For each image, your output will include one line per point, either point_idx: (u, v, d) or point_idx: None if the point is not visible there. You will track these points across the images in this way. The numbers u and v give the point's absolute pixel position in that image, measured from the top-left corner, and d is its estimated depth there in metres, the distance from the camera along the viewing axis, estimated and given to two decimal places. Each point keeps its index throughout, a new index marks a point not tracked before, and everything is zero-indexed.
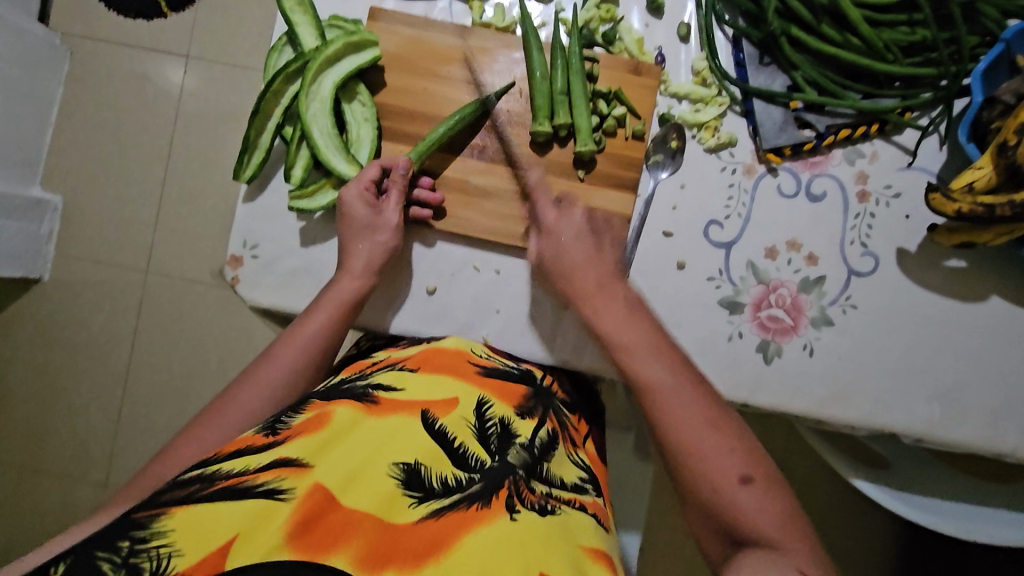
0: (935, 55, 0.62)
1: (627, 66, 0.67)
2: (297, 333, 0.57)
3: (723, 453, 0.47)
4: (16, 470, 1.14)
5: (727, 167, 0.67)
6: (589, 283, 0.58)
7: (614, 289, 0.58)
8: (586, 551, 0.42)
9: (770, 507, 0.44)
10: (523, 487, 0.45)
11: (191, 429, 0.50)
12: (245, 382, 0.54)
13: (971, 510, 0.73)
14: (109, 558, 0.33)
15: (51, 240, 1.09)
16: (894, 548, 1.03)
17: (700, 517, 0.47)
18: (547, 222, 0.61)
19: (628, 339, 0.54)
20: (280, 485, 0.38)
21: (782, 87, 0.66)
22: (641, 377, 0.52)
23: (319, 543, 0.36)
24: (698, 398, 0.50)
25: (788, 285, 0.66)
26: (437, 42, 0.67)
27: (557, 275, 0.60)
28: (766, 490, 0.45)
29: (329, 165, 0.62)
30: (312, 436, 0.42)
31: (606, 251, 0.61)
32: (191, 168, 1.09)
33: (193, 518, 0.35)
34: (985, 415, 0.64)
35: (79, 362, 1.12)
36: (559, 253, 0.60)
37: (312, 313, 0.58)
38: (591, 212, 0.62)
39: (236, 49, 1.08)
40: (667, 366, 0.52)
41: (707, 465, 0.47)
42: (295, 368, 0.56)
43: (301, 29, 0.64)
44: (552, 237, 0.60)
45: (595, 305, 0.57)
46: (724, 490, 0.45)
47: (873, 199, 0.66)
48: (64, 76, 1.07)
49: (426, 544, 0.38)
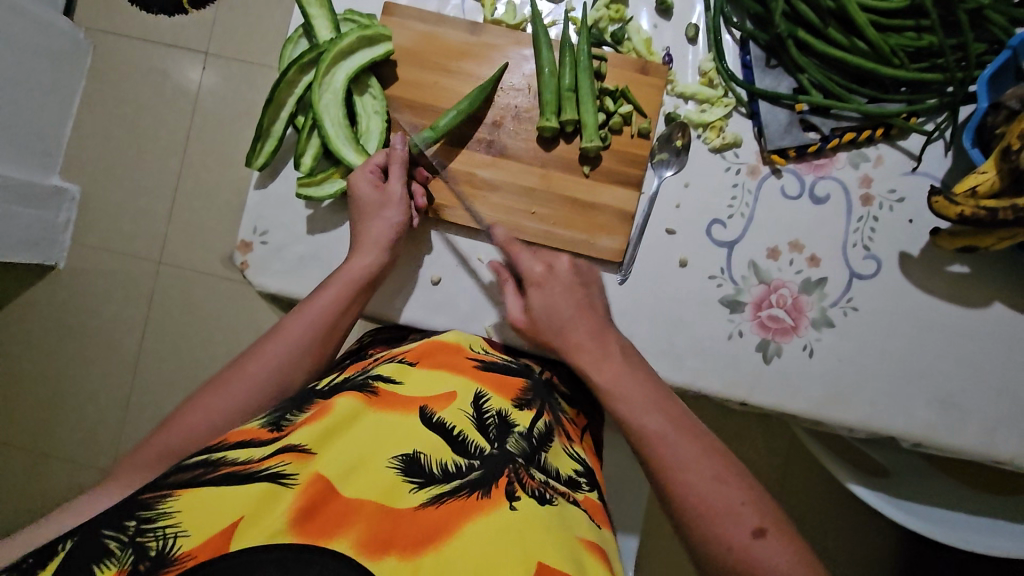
0: (942, 61, 0.62)
1: (635, 65, 0.68)
2: (305, 309, 0.58)
3: (737, 507, 0.45)
4: (24, 452, 1.16)
5: (731, 168, 0.68)
6: (580, 339, 0.58)
7: (608, 339, 0.58)
8: (584, 543, 0.42)
9: (788, 560, 0.42)
10: (522, 473, 0.45)
11: (197, 398, 0.52)
12: (252, 354, 0.55)
13: (968, 520, 0.73)
14: (116, 537, 0.34)
15: (67, 228, 1.12)
16: (894, 560, 1.03)
17: None
18: (536, 274, 0.61)
19: (625, 401, 0.53)
20: (283, 470, 0.39)
21: (788, 89, 0.67)
22: (643, 431, 0.51)
23: (322, 527, 0.37)
24: (704, 455, 0.48)
25: (789, 286, 0.66)
26: (449, 37, 0.68)
27: (549, 332, 0.60)
28: (783, 540, 0.43)
29: (339, 156, 0.64)
30: (313, 427, 0.43)
31: (595, 302, 0.62)
32: (206, 162, 1.11)
33: (197, 501, 0.36)
34: (984, 423, 0.64)
35: (89, 349, 1.14)
36: (572, 267, 0.63)
37: (321, 290, 0.60)
38: (576, 260, 0.64)
39: (254, 46, 1.11)
40: (664, 419, 0.51)
41: (723, 525, 0.44)
42: (302, 341, 0.56)
43: (317, 22, 0.65)
44: (544, 290, 0.61)
45: (562, 343, 0.59)
46: (744, 549, 0.43)
47: (876, 202, 0.66)
48: (86, 70, 1.11)
49: (427, 531, 0.38)
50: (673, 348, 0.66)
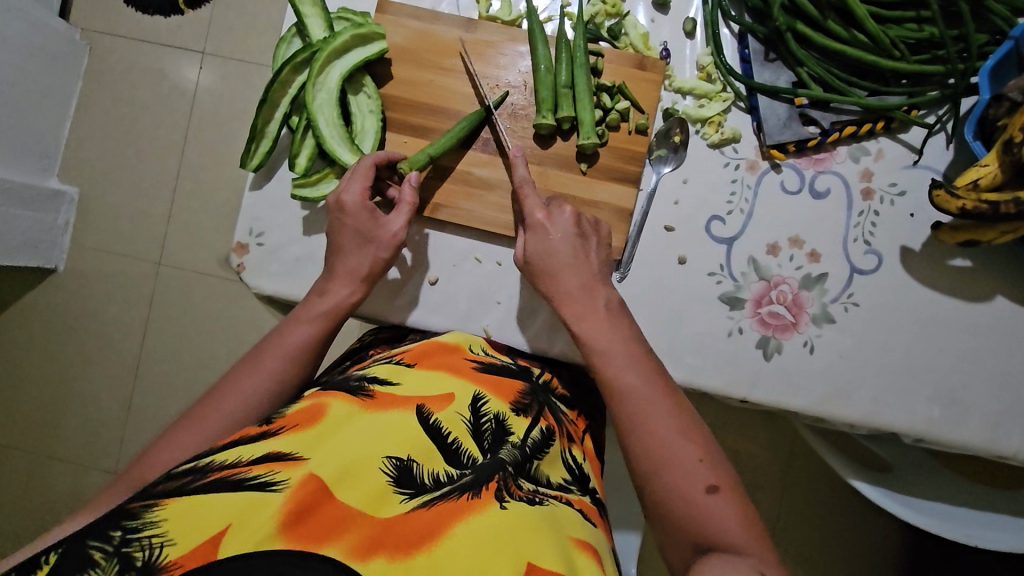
0: (943, 52, 0.62)
1: (632, 60, 0.67)
2: (283, 342, 0.56)
3: (692, 465, 0.47)
4: (28, 454, 1.16)
5: (730, 163, 0.67)
6: (572, 286, 0.57)
7: (597, 293, 0.57)
8: (575, 543, 0.42)
9: (736, 517, 0.44)
10: (511, 482, 0.45)
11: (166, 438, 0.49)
12: (226, 389, 0.53)
13: (972, 515, 0.73)
14: (101, 547, 0.34)
15: (66, 230, 1.12)
16: (897, 554, 1.03)
17: (668, 533, 0.45)
18: (536, 220, 0.59)
19: (607, 350, 0.54)
20: (271, 478, 0.38)
21: (787, 83, 0.66)
22: (616, 385, 0.52)
23: (311, 535, 0.36)
24: (670, 414, 0.50)
25: (789, 282, 0.66)
26: (444, 35, 0.67)
27: (541, 276, 0.59)
28: (732, 498, 0.45)
29: (334, 156, 0.63)
30: (305, 432, 0.43)
31: (592, 256, 0.59)
32: (204, 162, 1.10)
33: (185, 507, 0.36)
34: (987, 418, 0.63)
35: (90, 351, 1.14)
36: (575, 218, 0.60)
37: (296, 323, 0.58)
38: (579, 214, 0.61)
39: (250, 45, 1.10)
40: (638, 375, 0.52)
41: (678, 478, 0.46)
42: (280, 376, 0.55)
43: (310, 21, 0.65)
44: (541, 235, 0.59)
45: (557, 276, 0.58)
46: (696, 502, 0.45)
47: (876, 196, 0.66)
48: (83, 71, 1.10)
49: (419, 532, 0.38)
50: (672, 345, 0.66)
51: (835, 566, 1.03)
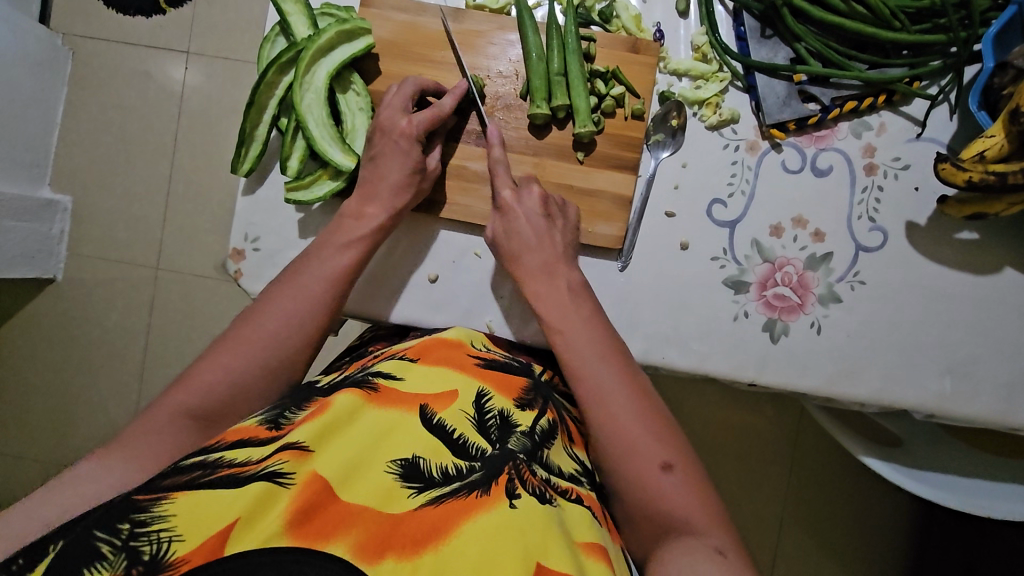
0: (945, 21, 0.60)
1: (625, 43, 0.65)
2: (316, 269, 0.56)
3: (649, 444, 0.49)
4: (38, 465, 1.16)
5: (730, 145, 0.66)
6: (533, 266, 0.59)
7: (557, 274, 0.59)
8: (583, 545, 0.41)
9: (687, 492, 0.47)
10: (524, 469, 0.45)
11: (213, 356, 0.51)
12: (265, 311, 0.54)
13: (984, 486, 0.73)
14: (109, 540, 0.33)
15: (62, 239, 1.11)
16: (911, 526, 1.04)
17: (626, 505, 0.49)
18: (503, 199, 0.61)
19: (568, 334, 0.55)
20: (281, 469, 0.38)
21: (785, 59, 0.65)
22: (576, 368, 0.54)
23: (318, 529, 0.36)
24: (629, 397, 0.52)
25: (794, 263, 0.65)
26: (431, 26, 0.66)
27: (506, 253, 0.61)
28: (685, 474, 0.48)
29: (326, 157, 0.62)
30: (312, 423, 0.42)
31: (557, 237, 0.61)
32: (196, 165, 1.09)
33: (195, 502, 0.35)
34: (998, 389, 0.63)
35: (95, 359, 1.13)
36: (542, 198, 0.61)
37: (332, 247, 0.57)
38: (547, 195, 0.62)
39: (236, 42, 1.08)
40: (598, 356, 0.54)
41: (635, 457, 0.49)
42: (318, 299, 0.55)
43: (293, 18, 0.63)
44: (508, 216, 0.61)
45: (518, 255, 0.60)
46: (650, 480, 0.48)
47: (880, 171, 0.65)
48: (67, 77, 1.08)
49: (425, 529, 0.38)
50: (679, 333, 0.65)
51: (849, 540, 1.04)
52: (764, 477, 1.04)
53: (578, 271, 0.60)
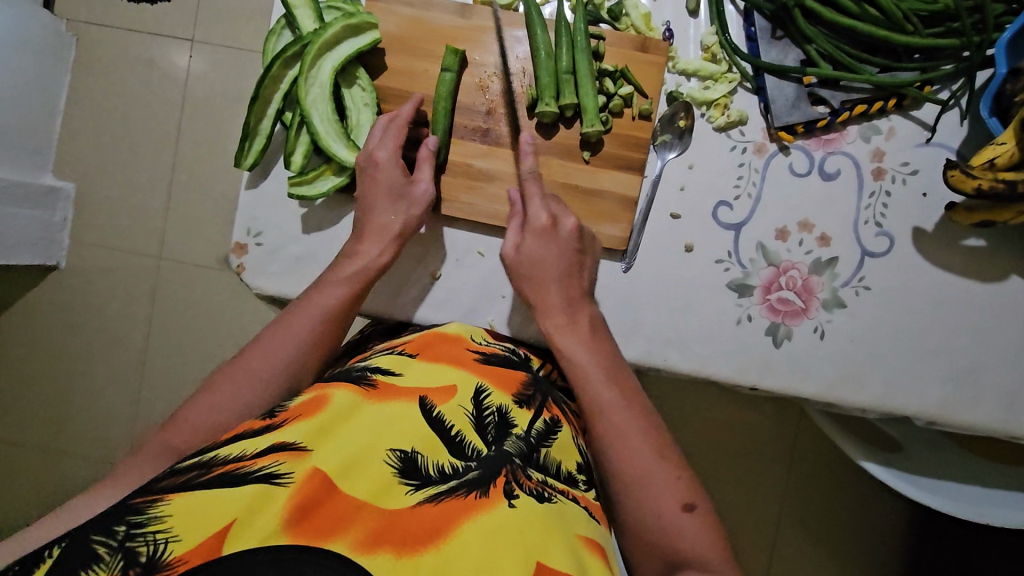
0: (957, 25, 0.59)
1: (634, 42, 0.65)
2: (310, 303, 0.55)
3: (667, 484, 0.48)
4: (38, 451, 1.16)
5: (737, 146, 0.65)
6: (557, 301, 0.59)
7: (578, 313, 0.59)
8: (583, 541, 0.42)
9: (706, 536, 0.46)
10: (519, 474, 0.44)
11: (200, 395, 0.49)
12: (255, 349, 0.52)
13: (983, 493, 0.73)
14: (105, 542, 0.33)
15: (65, 227, 1.10)
16: (907, 528, 1.04)
17: (644, 549, 0.47)
18: (541, 223, 0.60)
19: (586, 371, 0.55)
20: (278, 469, 0.38)
21: (795, 61, 0.64)
22: (594, 404, 0.53)
23: (317, 528, 0.36)
24: (645, 435, 0.51)
25: (799, 267, 0.64)
26: (439, 21, 0.65)
27: (529, 281, 0.60)
28: (703, 517, 0.47)
29: (330, 152, 0.62)
30: (309, 421, 0.42)
31: (584, 275, 0.61)
32: (200, 155, 1.08)
33: (192, 503, 0.35)
34: (1000, 397, 0.63)
35: (96, 347, 1.13)
36: (578, 230, 0.61)
37: (328, 284, 0.57)
38: (581, 229, 0.62)
39: (241, 31, 1.07)
40: (616, 393, 0.53)
41: (653, 495, 0.48)
42: (311, 333, 0.54)
43: (299, 11, 0.62)
44: (541, 240, 0.60)
45: (541, 288, 0.59)
46: (668, 521, 0.46)
47: (888, 176, 0.64)
48: (71, 63, 1.08)
49: (426, 528, 0.38)
50: (681, 335, 0.65)
51: (844, 541, 1.04)
52: (762, 477, 1.04)
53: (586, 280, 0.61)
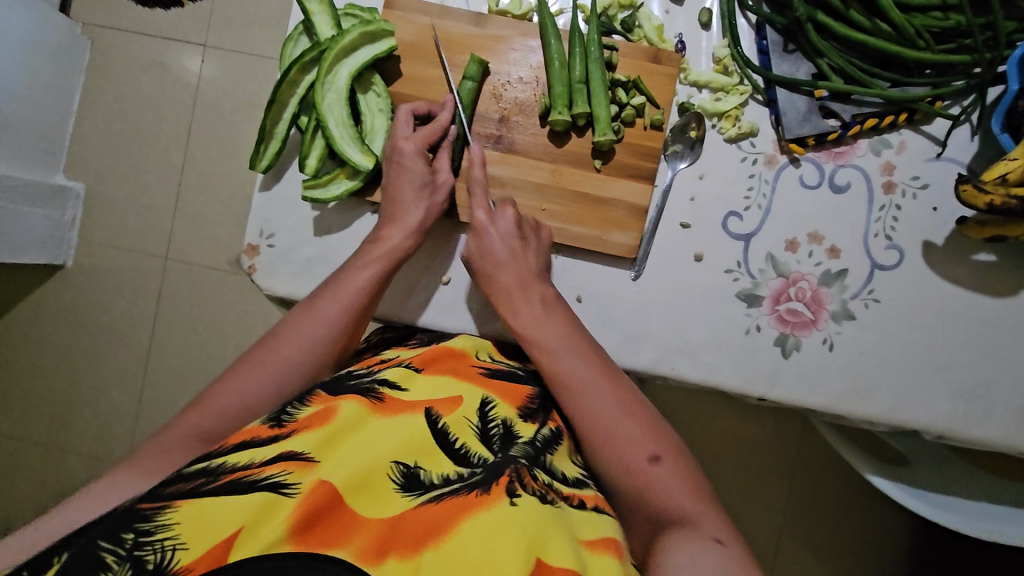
0: (969, 41, 0.60)
1: (646, 53, 0.65)
2: (332, 291, 0.56)
3: (635, 438, 0.50)
4: (41, 450, 1.16)
5: (748, 158, 0.66)
6: (509, 282, 0.59)
7: (531, 287, 0.59)
8: (588, 541, 0.41)
9: (678, 481, 0.48)
10: (524, 474, 0.44)
11: (222, 383, 0.51)
12: (281, 334, 0.54)
13: (991, 510, 0.72)
14: (112, 550, 0.33)
15: (74, 226, 1.11)
16: (912, 543, 1.03)
17: (624, 501, 0.50)
18: (476, 221, 0.61)
19: (543, 340, 0.55)
20: (285, 480, 0.38)
21: (807, 75, 0.65)
22: (555, 371, 0.54)
23: (322, 537, 0.36)
24: (643, 436, 0.50)
25: (809, 279, 0.65)
26: (454, 30, 0.66)
27: (482, 275, 0.61)
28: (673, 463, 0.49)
29: (345, 156, 0.62)
30: (317, 431, 0.42)
31: (532, 257, 0.61)
32: (210, 157, 1.09)
33: (198, 511, 0.35)
34: (1010, 412, 0.62)
35: (101, 346, 1.14)
36: (516, 220, 0.61)
37: (352, 270, 0.58)
38: (520, 215, 0.62)
39: (253, 36, 1.08)
40: (573, 358, 0.54)
41: (623, 452, 0.50)
42: (335, 325, 0.54)
43: (317, 18, 0.63)
44: (482, 237, 0.61)
45: (512, 303, 0.58)
46: (641, 473, 0.48)
47: (898, 190, 0.64)
48: (85, 65, 1.09)
49: (427, 530, 0.38)
50: (690, 345, 0.65)
51: (848, 556, 1.03)
52: (764, 488, 1.03)
53: (552, 287, 0.60)
